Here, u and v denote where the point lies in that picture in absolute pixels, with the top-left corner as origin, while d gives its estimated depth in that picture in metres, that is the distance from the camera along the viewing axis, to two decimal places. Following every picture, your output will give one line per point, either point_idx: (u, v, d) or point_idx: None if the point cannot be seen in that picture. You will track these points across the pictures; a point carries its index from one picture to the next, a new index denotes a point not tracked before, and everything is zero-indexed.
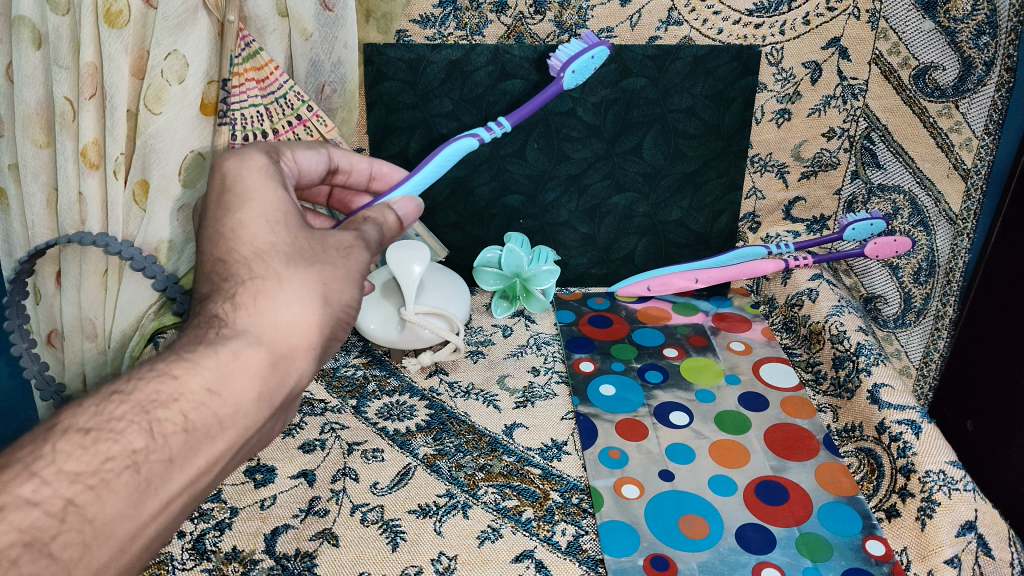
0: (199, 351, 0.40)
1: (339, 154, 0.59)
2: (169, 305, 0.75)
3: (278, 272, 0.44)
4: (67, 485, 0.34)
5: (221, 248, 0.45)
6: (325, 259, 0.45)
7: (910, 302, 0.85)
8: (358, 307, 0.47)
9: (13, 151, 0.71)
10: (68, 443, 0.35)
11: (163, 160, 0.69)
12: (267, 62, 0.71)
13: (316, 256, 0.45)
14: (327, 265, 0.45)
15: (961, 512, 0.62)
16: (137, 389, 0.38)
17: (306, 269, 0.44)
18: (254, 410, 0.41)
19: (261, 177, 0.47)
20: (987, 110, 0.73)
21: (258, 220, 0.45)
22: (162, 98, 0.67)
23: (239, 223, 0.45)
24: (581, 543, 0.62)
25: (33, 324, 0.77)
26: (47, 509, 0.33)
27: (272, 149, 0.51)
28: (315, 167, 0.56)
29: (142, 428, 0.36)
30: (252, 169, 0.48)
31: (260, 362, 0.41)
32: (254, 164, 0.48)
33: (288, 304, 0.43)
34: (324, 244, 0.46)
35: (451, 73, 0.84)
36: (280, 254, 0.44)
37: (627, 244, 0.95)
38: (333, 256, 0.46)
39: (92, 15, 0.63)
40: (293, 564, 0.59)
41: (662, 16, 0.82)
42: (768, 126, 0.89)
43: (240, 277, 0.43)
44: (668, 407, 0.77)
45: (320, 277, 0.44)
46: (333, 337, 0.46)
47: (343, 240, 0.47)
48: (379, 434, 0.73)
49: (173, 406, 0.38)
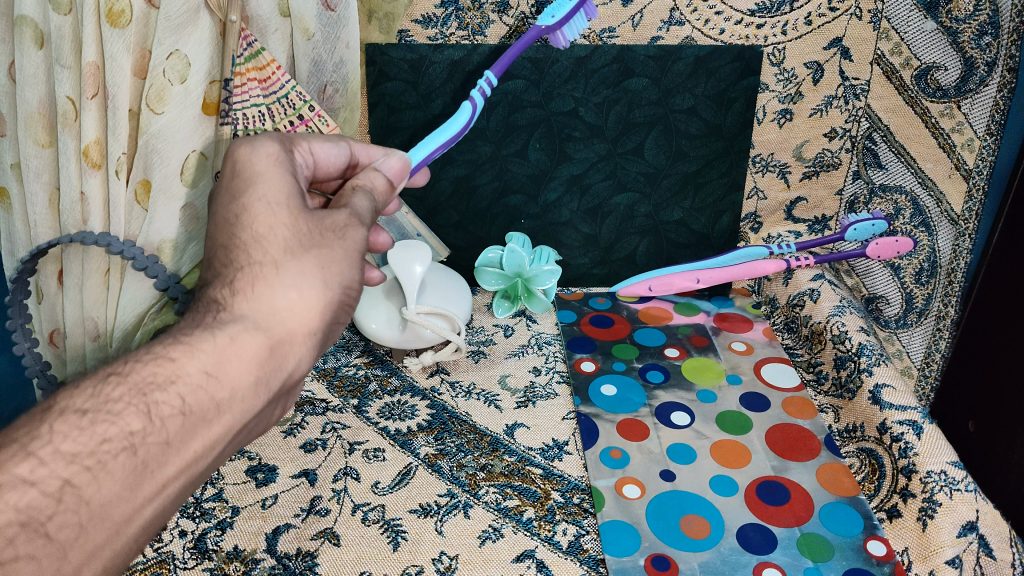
0: (196, 335, 0.40)
1: (358, 148, 0.58)
2: (170, 305, 0.74)
3: (276, 259, 0.43)
4: (63, 465, 0.34)
5: (224, 234, 0.45)
6: (322, 243, 0.45)
7: (912, 302, 0.85)
8: (359, 292, 0.46)
9: (15, 151, 0.71)
10: (65, 424, 0.35)
11: (165, 159, 0.69)
12: (269, 62, 0.71)
13: (314, 240, 0.45)
14: (324, 248, 0.45)
15: (962, 512, 0.62)
16: (134, 370, 0.38)
17: (305, 255, 0.44)
18: (251, 395, 0.41)
19: (270, 164, 0.47)
20: (989, 110, 0.74)
21: (260, 204, 0.45)
22: (164, 98, 0.67)
23: (243, 208, 0.45)
24: (582, 543, 0.62)
25: (35, 324, 0.77)
26: (43, 489, 0.33)
27: (287, 138, 0.51)
28: (332, 160, 0.55)
29: (140, 411, 0.36)
30: (262, 156, 0.47)
31: (258, 346, 0.41)
32: (268, 150, 0.48)
33: (285, 289, 0.43)
34: (321, 224, 0.45)
35: (452, 73, 0.84)
36: (280, 241, 0.44)
37: (628, 244, 0.95)
38: (330, 239, 0.45)
39: (94, 15, 0.63)
40: (293, 563, 0.59)
41: (664, 16, 0.82)
42: (770, 126, 0.89)
43: (239, 263, 0.43)
44: (669, 408, 0.77)
45: (318, 262, 0.44)
46: (332, 325, 0.46)
47: (339, 220, 0.46)
48: (381, 434, 0.73)
49: (171, 388, 0.38)
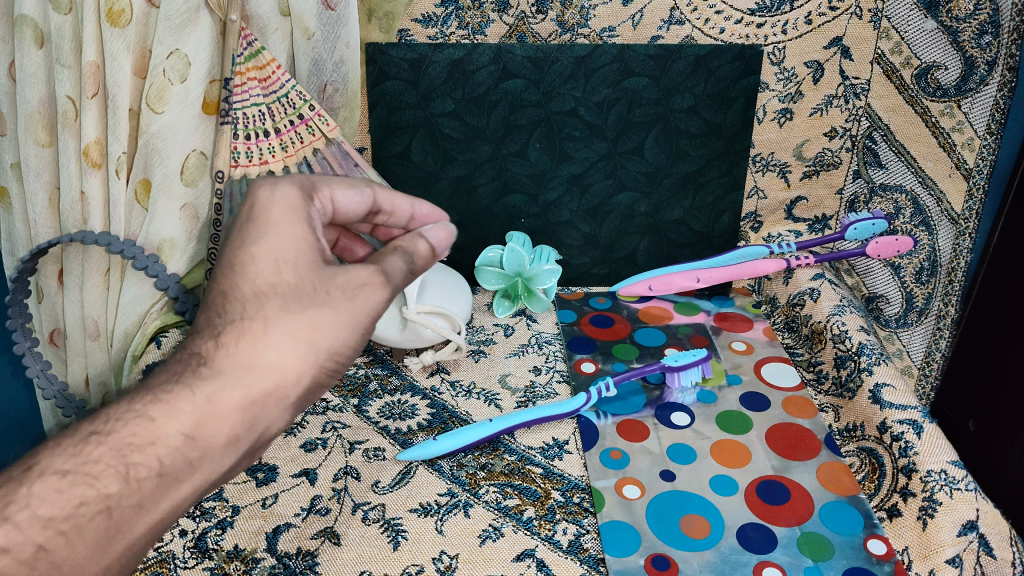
0: (176, 391, 0.39)
1: (383, 195, 0.51)
2: (172, 304, 0.78)
3: (267, 315, 0.41)
4: (38, 531, 0.35)
5: (226, 279, 0.42)
6: (325, 301, 0.42)
7: (913, 301, 0.85)
8: (352, 352, 0.44)
9: (15, 150, 0.73)
10: (43, 486, 0.36)
11: (165, 159, 0.72)
12: (269, 62, 0.71)
13: (318, 296, 0.42)
14: (327, 307, 0.42)
15: (962, 511, 0.62)
16: (115, 430, 0.38)
17: (300, 313, 0.42)
18: (222, 455, 0.40)
19: (287, 213, 0.44)
20: (990, 109, 0.72)
21: (270, 257, 0.42)
22: (165, 97, 0.70)
23: (251, 257, 0.42)
24: (582, 542, 0.62)
25: (36, 323, 0.78)
26: (17, 557, 0.34)
27: (308, 183, 0.46)
28: (353, 209, 0.49)
29: (118, 473, 0.37)
30: (279, 202, 0.44)
31: (235, 405, 0.40)
32: (290, 201, 0.44)
33: (270, 346, 0.41)
34: (331, 283, 0.43)
35: (453, 73, 0.84)
36: (278, 297, 0.42)
37: (628, 244, 0.95)
38: (336, 298, 0.43)
39: (95, 15, 0.65)
40: (294, 563, 0.59)
41: (665, 15, 0.82)
42: (770, 125, 0.89)
43: (232, 314, 0.42)
44: (670, 406, 0.77)
45: (313, 322, 0.42)
46: (316, 386, 0.43)
47: (356, 277, 0.44)
48: (381, 432, 0.73)
49: (150, 449, 0.38)
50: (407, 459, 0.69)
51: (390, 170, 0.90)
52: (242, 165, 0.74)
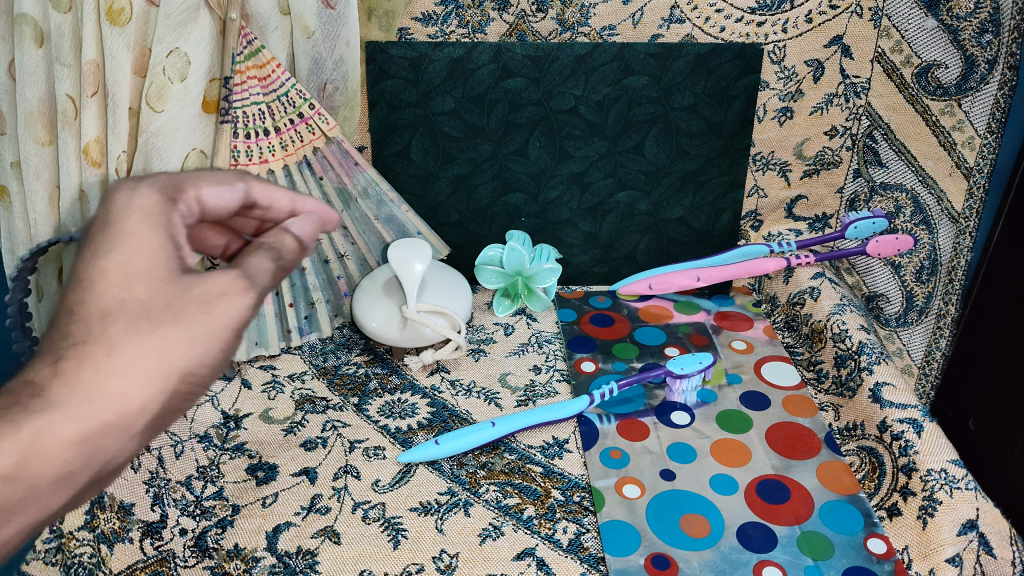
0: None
1: (260, 188, 0.35)
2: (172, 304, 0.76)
3: (112, 337, 0.26)
4: None
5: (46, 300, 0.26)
6: (177, 319, 0.27)
7: (913, 300, 0.85)
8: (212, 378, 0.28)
9: (15, 148, 0.74)
10: None
11: (164, 159, 0.71)
12: (269, 60, 0.74)
13: (165, 315, 0.27)
14: (181, 328, 0.27)
15: (961, 511, 0.63)
16: None
17: (152, 334, 0.26)
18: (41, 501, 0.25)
19: (143, 225, 0.28)
20: (990, 108, 0.73)
21: (116, 276, 0.27)
22: (164, 96, 0.69)
23: (96, 275, 0.27)
24: (582, 541, 0.62)
25: (36, 323, 0.78)
26: None
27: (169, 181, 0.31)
28: (225, 210, 0.33)
29: None
30: (133, 211, 0.29)
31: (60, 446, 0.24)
32: (141, 205, 0.29)
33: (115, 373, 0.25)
34: (182, 295, 0.28)
35: (453, 71, 0.84)
36: (125, 317, 0.26)
37: (628, 242, 0.95)
38: (191, 314, 0.27)
39: (95, 14, 0.65)
40: (294, 561, 0.60)
41: (665, 14, 0.82)
42: (770, 124, 0.89)
43: (65, 330, 0.26)
44: (670, 405, 0.77)
45: (167, 350, 0.26)
46: (167, 419, 0.27)
47: (217, 288, 0.28)
48: (381, 431, 0.73)
49: None
50: (407, 461, 0.68)
51: (390, 169, 0.90)
52: (241, 163, 0.77)
